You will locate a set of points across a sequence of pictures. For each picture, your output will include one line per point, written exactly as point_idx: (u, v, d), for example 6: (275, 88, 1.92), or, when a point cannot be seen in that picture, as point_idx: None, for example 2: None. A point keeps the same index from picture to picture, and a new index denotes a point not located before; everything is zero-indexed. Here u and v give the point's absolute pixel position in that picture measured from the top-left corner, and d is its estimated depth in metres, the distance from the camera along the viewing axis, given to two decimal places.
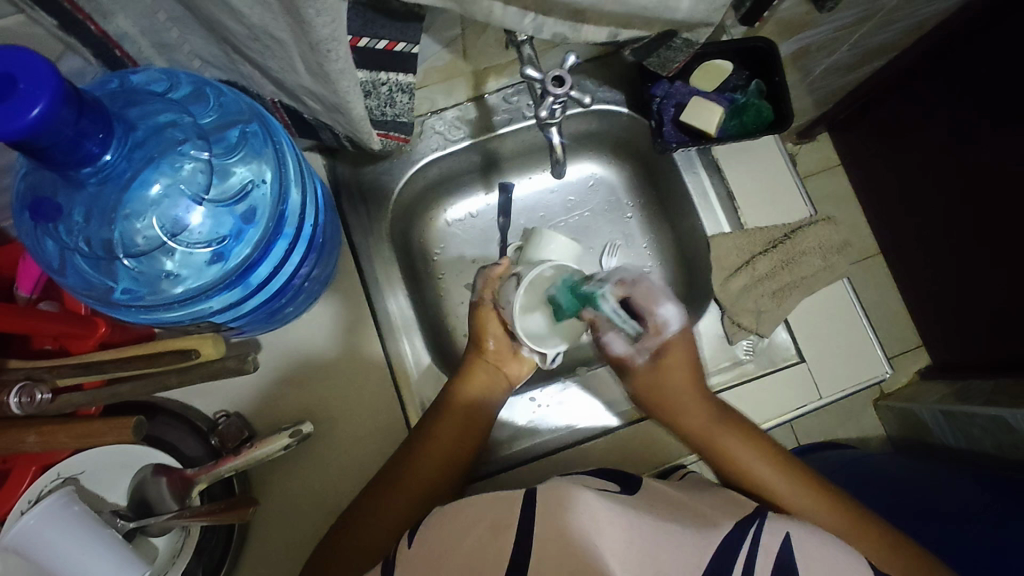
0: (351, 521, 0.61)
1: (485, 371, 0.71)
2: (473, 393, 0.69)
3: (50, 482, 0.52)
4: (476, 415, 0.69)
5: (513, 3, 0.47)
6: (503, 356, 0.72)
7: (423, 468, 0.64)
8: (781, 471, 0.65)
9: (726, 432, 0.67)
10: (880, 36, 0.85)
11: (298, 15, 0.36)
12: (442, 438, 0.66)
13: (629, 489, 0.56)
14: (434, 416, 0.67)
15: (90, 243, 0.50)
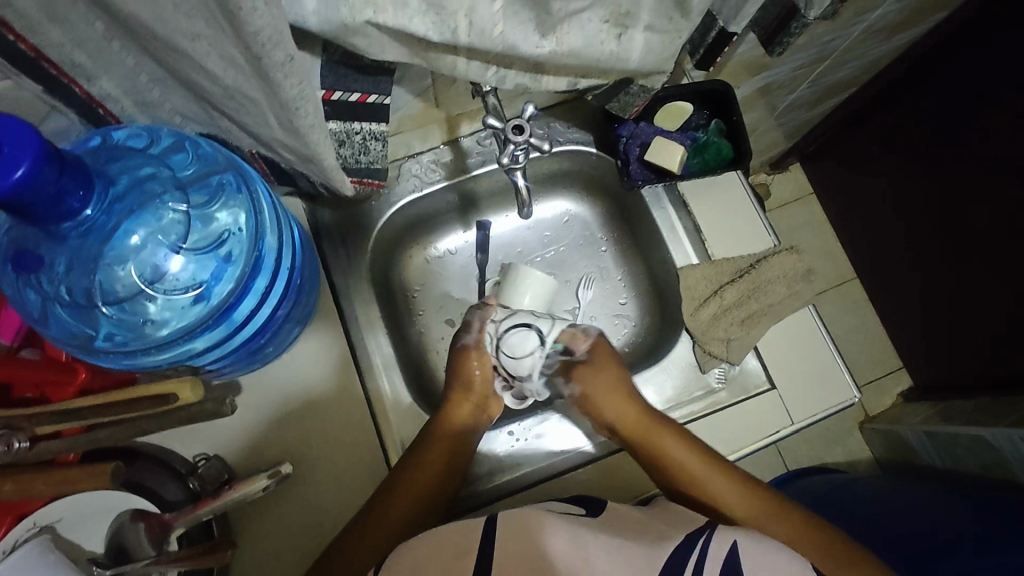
0: (346, 545, 0.63)
1: (473, 395, 0.73)
2: (458, 422, 0.71)
3: (26, 532, 0.53)
4: (464, 441, 0.71)
5: (475, 58, 0.50)
6: (484, 394, 0.74)
7: (415, 495, 0.66)
8: (715, 473, 0.67)
9: (661, 431, 0.69)
10: (835, 74, 0.90)
11: (268, 78, 0.38)
12: (431, 463, 0.67)
13: (594, 511, 0.59)
14: (416, 456, 0.67)
15: (72, 292, 0.52)
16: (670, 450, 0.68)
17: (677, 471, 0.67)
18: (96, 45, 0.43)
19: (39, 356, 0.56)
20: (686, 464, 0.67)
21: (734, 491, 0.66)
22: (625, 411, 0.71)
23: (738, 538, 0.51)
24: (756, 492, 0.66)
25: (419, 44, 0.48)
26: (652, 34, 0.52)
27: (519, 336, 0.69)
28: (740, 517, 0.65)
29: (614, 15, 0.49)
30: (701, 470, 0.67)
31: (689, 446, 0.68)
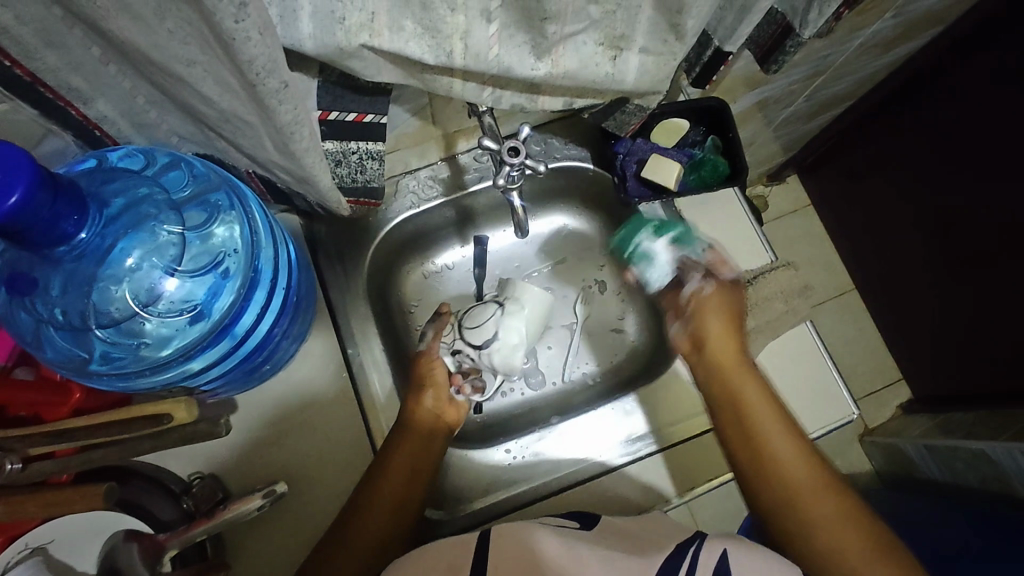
0: (324, 558, 0.60)
1: (436, 393, 0.73)
2: (426, 427, 0.70)
3: (17, 553, 0.53)
4: (433, 442, 0.70)
5: (471, 79, 0.51)
6: (440, 403, 0.73)
7: (390, 500, 0.64)
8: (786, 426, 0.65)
9: (744, 375, 0.69)
10: (832, 89, 0.91)
11: (263, 105, 0.38)
12: (403, 465, 0.66)
13: (588, 524, 0.58)
14: (382, 461, 0.66)
15: (66, 315, 0.51)
16: (744, 389, 0.68)
17: (744, 407, 0.67)
18: (93, 69, 0.43)
19: (34, 376, 0.56)
20: (755, 411, 0.66)
21: (795, 450, 0.64)
22: (716, 341, 0.72)
23: (728, 547, 0.50)
24: (821, 463, 0.63)
25: (415, 66, 0.48)
26: (647, 56, 0.52)
27: (483, 307, 0.76)
28: (790, 473, 0.62)
29: (609, 38, 0.49)
30: (772, 419, 0.66)
31: (765, 396, 0.68)
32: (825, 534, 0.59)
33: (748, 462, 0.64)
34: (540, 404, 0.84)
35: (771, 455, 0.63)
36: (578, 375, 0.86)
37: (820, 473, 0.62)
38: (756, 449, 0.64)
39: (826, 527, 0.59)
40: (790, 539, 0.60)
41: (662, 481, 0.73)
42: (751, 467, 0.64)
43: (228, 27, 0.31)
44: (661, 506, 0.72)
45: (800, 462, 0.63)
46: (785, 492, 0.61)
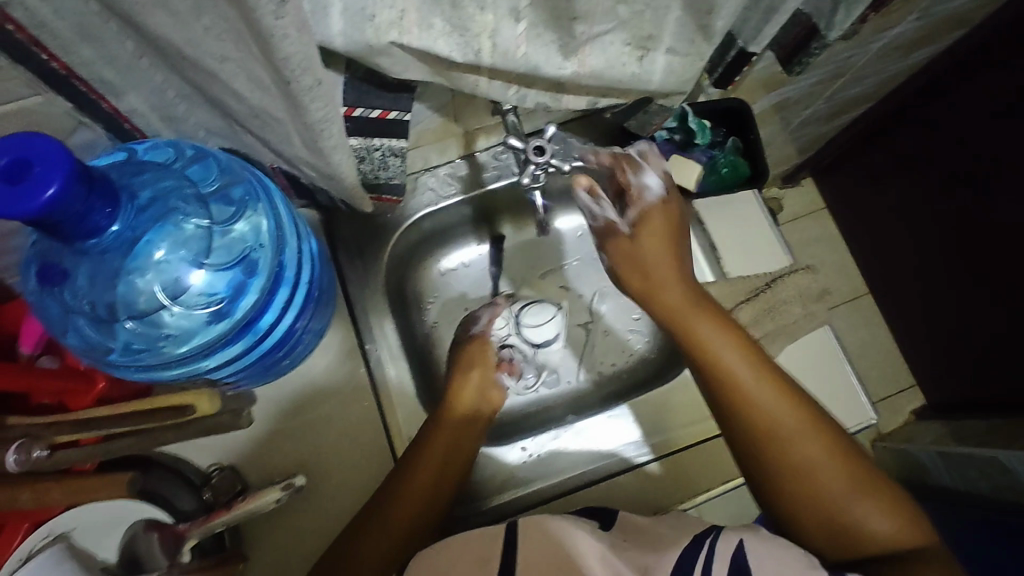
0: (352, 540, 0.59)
1: (469, 398, 0.71)
2: (454, 426, 0.67)
3: (41, 539, 0.52)
4: (463, 441, 0.67)
5: (497, 77, 0.51)
6: (485, 383, 0.73)
7: (414, 499, 0.62)
8: (749, 361, 0.60)
9: (698, 312, 0.62)
10: (853, 90, 0.90)
11: (295, 102, 0.39)
12: (428, 466, 0.64)
13: (608, 524, 0.58)
14: (418, 448, 0.65)
15: (94, 306, 0.52)
16: (706, 340, 0.61)
17: (712, 359, 0.60)
18: (126, 63, 0.44)
19: (58, 364, 0.57)
20: (727, 361, 0.60)
21: (773, 392, 0.58)
22: (665, 290, 0.64)
23: (744, 537, 0.49)
24: (793, 396, 0.58)
25: (443, 64, 0.48)
26: (674, 57, 0.52)
27: (544, 308, 0.80)
28: (765, 416, 0.58)
29: (636, 38, 0.49)
30: (733, 357, 0.60)
31: (730, 339, 0.61)
32: (805, 466, 0.56)
33: (730, 418, 0.59)
34: (554, 403, 0.84)
35: (744, 408, 0.58)
36: (593, 375, 0.86)
37: (801, 410, 0.58)
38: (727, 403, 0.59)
39: (811, 463, 0.56)
40: (775, 486, 0.57)
41: (679, 482, 0.73)
42: (731, 419, 0.59)
43: (266, 25, 0.31)
44: (677, 505, 0.72)
45: (775, 408, 0.58)
46: (766, 440, 0.57)
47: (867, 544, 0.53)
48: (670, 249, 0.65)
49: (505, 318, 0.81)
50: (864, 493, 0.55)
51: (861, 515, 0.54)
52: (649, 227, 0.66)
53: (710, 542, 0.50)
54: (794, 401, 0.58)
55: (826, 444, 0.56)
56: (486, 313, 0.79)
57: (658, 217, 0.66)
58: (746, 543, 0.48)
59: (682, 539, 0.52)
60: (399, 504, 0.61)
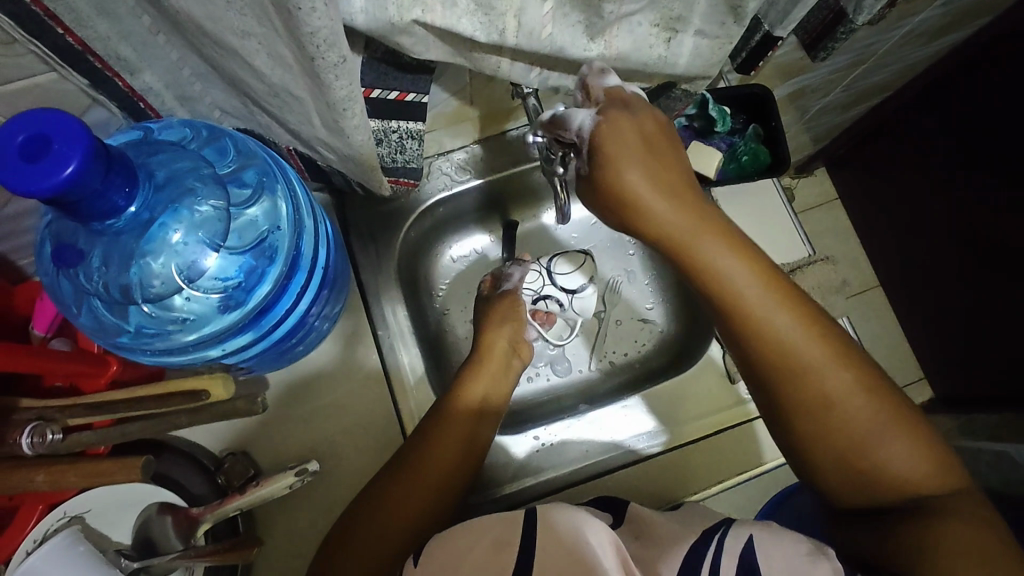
0: (366, 508, 0.58)
1: (493, 372, 0.70)
2: (475, 404, 0.66)
3: (56, 521, 0.53)
4: (485, 417, 0.66)
5: (520, 59, 0.49)
6: (517, 338, 0.75)
7: (435, 472, 0.61)
8: (767, 291, 0.52)
9: (709, 238, 0.52)
10: (875, 79, 0.87)
11: (319, 80, 0.38)
12: (451, 440, 0.63)
13: (619, 520, 0.57)
14: (435, 425, 0.63)
15: (108, 288, 0.50)
16: (717, 266, 0.52)
17: (725, 290, 0.52)
18: (143, 39, 0.43)
19: (70, 347, 0.57)
20: (743, 292, 0.51)
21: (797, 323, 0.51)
22: (655, 216, 0.52)
23: (753, 533, 0.47)
24: (817, 329, 0.51)
25: (466, 44, 0.47)
26: (702, 39, 0.51)
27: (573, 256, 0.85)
28: (788, 352, 0.51)
29: (665, 19, 0.47)
30: (750, 287, 0.51)
31: (744, 266, 0.52)
32: (830, 407, 0.50)
33: (748, 351, 0.53)
34: (566, 391, 0.83)
35: (765, 342, 0.51)
36: (605, 363, 0.85)
37: (826, 339, 0.51)
38: (744, 336, 0.52)
39: (837, 404, 0.50)
40: (791, 426, 0.52)
41: (692, 473, 0.73)
42: (749, 353, 0.52)
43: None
44: (690, 494, 0.72)
45: (796, 342, 0.51)
46: (786, 377, 0.51)
47: (894, 495, 0.48)
48: (661, 165, 0.52)
49: (535, 276, 0.84)
50: (892, 432, 0.49)
51: (886, 457, 0.48)
52: (616, 145, 0.51)
53: (719, 540, 0.49)
54: (820, 333, 0.51)
55: (856, 380, 0.50)
56: (517, 271, 0.81)
57: (647, 126, 0.52)
58: (755, 539, 0.47)
59: (692, 536, 0.52)
60: (420, 467, 0.61)
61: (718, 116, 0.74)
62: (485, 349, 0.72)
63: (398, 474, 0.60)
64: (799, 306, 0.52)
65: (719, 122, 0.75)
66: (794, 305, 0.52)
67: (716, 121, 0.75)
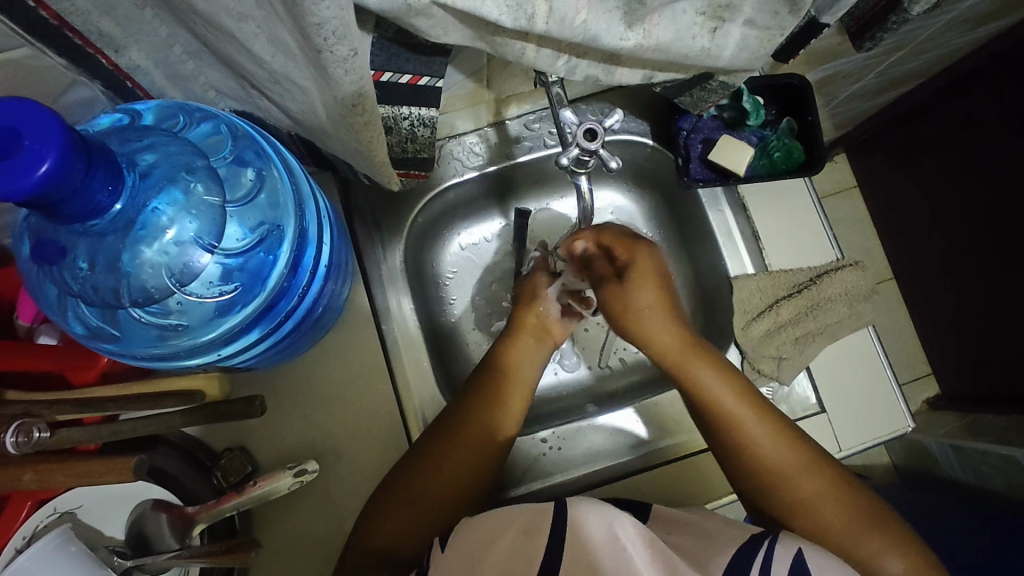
0: (406, 467, 0.60)
1: (529, 335, 0.68)
2: (492, 405, 0.62)
3: (46, 517, 0.50)
4: (506, 409, 0.63)
5: (547, 45, 0.43)
6: (541, 325, 0.69)
7: (474, 427, 0.61)
8: (758, 417, 0.59)
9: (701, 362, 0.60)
10: (907, 65, 0.71)
11: (325, 73, 0.34)
12: (464, 445, 0.60)
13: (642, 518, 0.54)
14: (478, 378, 0.65)
15: (95, 292, 0.46)
16: (711, 392, 0.59)
17: (720, 410, 0.59)
18: (127, 13, 0.38)
19: (59, 341, 0.53)
20: (740, 417, 0.59)
21: (792, 451, 0.58)
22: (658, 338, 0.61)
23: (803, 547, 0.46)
24: (817, 469, 0.57)
25: (487, 28, 0.41)
26: (751, 30, 0.46)
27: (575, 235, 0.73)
28: (784, 480, 0.57)
29: (712, 7, 0.42)
30: (738, 407, 0.59)
31: (730, 384, 0.60)
32: (824, 520, 0.56)
33: (757, 480, 0.58)
34: (575, 391, 0.81)
35: (752, 452, 0.58)
36: (614, 361, 0.82)
37: (816, 471, 0.57)
38: (748, 467, 0.58)
39: (828, 518, 0.56)
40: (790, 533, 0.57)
41: (703, 482, 0.70)
42: (762, 488, 0.58)
43: None
44: (704, 503, 0.69)
45: (798, 469, 0.57)
46: (794, 509, 0.57)
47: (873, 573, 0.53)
48: None
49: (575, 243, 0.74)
50: (882, 538, 0.54)
51: (880, 554, 0.54)
52: (639, 277, 0.60)
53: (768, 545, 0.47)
54: (822, 472, 0.57)
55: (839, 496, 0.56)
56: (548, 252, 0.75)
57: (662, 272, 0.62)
58: (805, 553, 0.46)
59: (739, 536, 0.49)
60: (439, 471, 0.59)
61: (751, 106, 0.70)
62: (501, 352, 0.66)
63: (413, 478, 0.59)
64: (796, 438, 0.59)
65: (751, 112, 0.71)
66: (788, 437, 0.58)
67: (750, 113, 0.70)
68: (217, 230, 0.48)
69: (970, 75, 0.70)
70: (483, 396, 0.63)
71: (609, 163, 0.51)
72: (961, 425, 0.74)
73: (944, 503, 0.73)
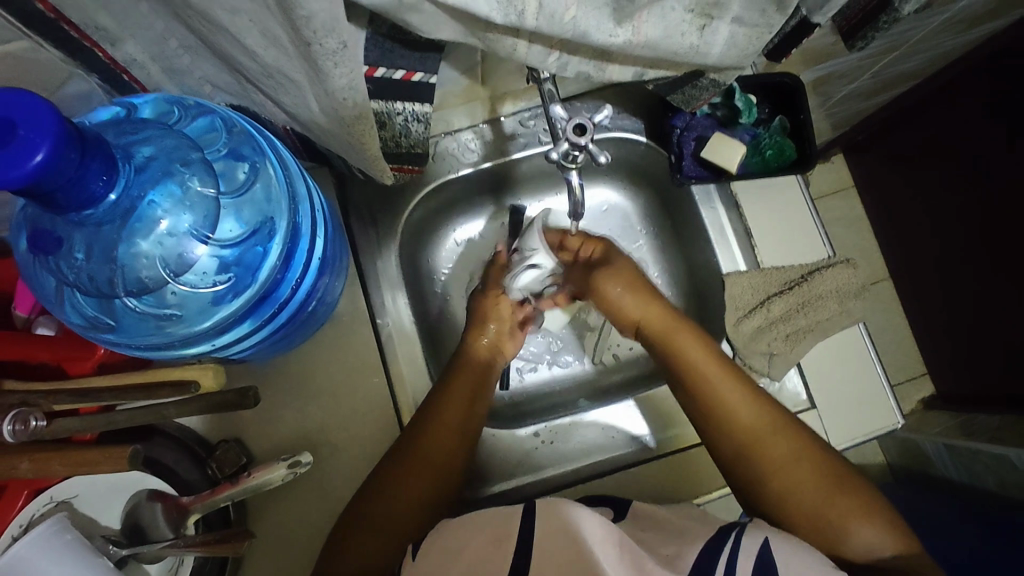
0: (389, 466, 0.60)
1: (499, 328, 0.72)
2: (461, 401, 0.64)
3: (43, 506, 0.51)
4: (474, 405, 0.65)
5: (538, 42, 0.44)
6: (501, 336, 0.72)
7: (454, 419, 0.63)
8: (735, 380, 0.61)
9: (682, 330, 0.64)
10: (899, 65, 0.71)
11: (316, 66, 0.34)
12: (445, 434, 0.62)
13: (621, 514, 0.56)
14: (453, 369, 0.67)
15: (92, 281, 0.47)
16: (687, 354, 0.63)
17: (698, 375, 0.61)
18: (123, 7, 0.39)
19: (55, 331, 0.54)
20: (718, 380, 0.61)
21: (763, 416, 0.60)
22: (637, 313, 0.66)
23: (770, 536, 0.47)
24: (789, 433, 0.59)
25: (479, 24, 0.41)
26: (739, 27, 0.46)
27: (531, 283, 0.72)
28: (757, 441, 0.59)
29: (700, 4, 0.43)
30: (713, 369, 0.61)
31: (709, 353, 0.62)
32: (788, 482, 0.57)
33: (730, 439, 0.60)
34: (569, 386, 0.82)
35: (727, 413, 0.60)
36: (608, 357, 0.83)
37: (785, 433, 0.59)
38: (721, 427, 0.60)
39: (793, 478, 0.57)
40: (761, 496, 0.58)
41: (694, 478, 0.71)
42: (733, 450, 0.59)
43: None
44: (694, 498, 0.70)
45: (766, 433, 0.59)
46: (763, 471, 0.58)
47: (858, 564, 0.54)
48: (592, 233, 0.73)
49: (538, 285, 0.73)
50: (855, 508, 0.55)
51: (856, 528, 0.54)
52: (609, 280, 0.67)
53: (735, 538, 0.48)
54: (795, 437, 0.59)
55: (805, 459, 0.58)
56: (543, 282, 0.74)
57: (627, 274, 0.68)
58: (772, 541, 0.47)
59: (707, 531, 0.50)
60: (418, 466, 0.60)
61: (743, 104, 0.71)
62: (465, 357, 0.69)
63: (396, 473, 0.60)
64: (766, 402, 0.60)
65: (744, 110, 0.71)
66: (763, 406, 0.60)
67: (742, 111, 0.71)
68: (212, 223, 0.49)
69: (962, 75, 0.70)
70: (462, 387, 0.65)
71: (599, 158, 0.51)
72: (953, 424, 0.75)
73: (936, 501, 0.74)
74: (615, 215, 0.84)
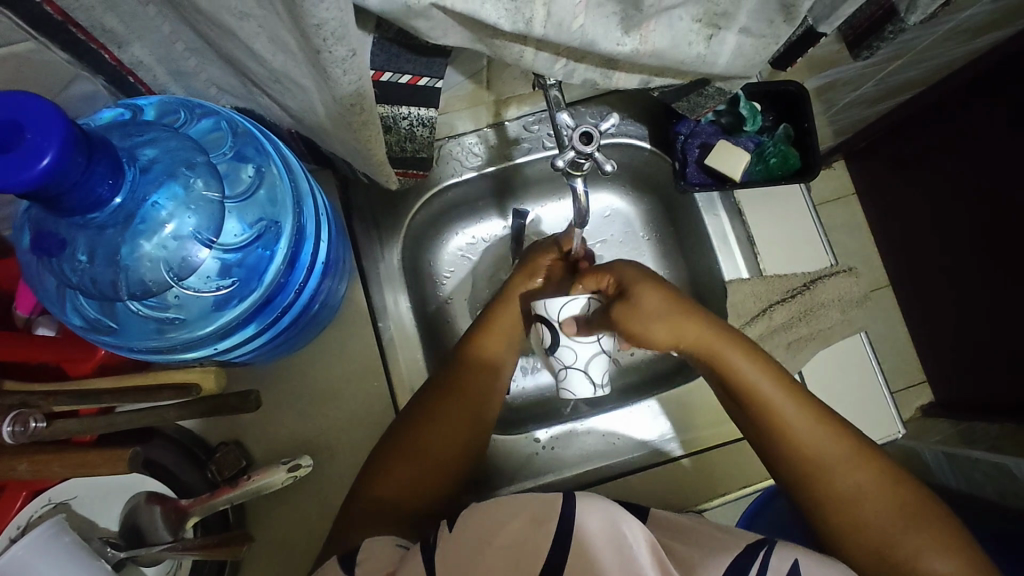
0: (412, 441, 0.59)
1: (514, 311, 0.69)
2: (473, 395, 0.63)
3: (39, 508, 0.49)
4: (483, 409, 0.63)
5: (545, 48, 0.44)
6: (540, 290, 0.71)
7: (468, 403, 0.62)
8: (795, 400, 0.57)
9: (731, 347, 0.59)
10: (903, 74, 0.71)
11: (323, 72, 0.34)
12: (448, 427, 0.61)
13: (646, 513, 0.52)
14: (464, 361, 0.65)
15: (95, 284, 0.46)
16: (739, 373, 0.58)
17: (744, 393, 0.58)
18: (130, 10, 0.39)
19: (56, 332, 0.54)
20: (779, 405, 0.57)
21: (831, 440, 0.56)
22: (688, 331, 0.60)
23: (800, 557, 0.46)
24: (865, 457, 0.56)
25: (485, 31, 0.41)
26: (746, 38, 0.47)
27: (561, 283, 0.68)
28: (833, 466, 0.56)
29: (709, 14, 0.43)
30: (775, 392, 0.57)
31: (764, 372, 0.58)
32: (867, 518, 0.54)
33: (762, 433, 0.58)
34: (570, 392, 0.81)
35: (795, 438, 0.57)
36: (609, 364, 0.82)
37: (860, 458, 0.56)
38: (799, 452, 0.56)
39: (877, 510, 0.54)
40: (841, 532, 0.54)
41: (695, 486, 0.71)
42: (808, 471, 0.56)
43: None
44: (699, 506, 0.70)
45: (833, 457, 0.56)
46: (844, 502, 0.55)
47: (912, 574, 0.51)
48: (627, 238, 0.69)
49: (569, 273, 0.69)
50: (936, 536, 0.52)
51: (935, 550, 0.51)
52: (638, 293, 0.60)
53: (765, 555, 0.46)
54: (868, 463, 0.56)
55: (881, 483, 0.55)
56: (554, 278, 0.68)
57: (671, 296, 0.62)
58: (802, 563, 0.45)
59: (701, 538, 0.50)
60: (433, 447, 0.60)
61: (748, 110, 0.71)
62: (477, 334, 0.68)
63: (418, 450, 0.59)
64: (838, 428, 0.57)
65: (749, 118, 0.72)
66: (825, 425, 0.57)
67: (746, 118, 0.71)
68: (216, 226, 0.48)
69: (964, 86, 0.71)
70: (482, 372, 0.64)
71: (604, 166, 0.51)
72: (954, 433, 0.74)
73: None
74: (618, 221, 0.84)
